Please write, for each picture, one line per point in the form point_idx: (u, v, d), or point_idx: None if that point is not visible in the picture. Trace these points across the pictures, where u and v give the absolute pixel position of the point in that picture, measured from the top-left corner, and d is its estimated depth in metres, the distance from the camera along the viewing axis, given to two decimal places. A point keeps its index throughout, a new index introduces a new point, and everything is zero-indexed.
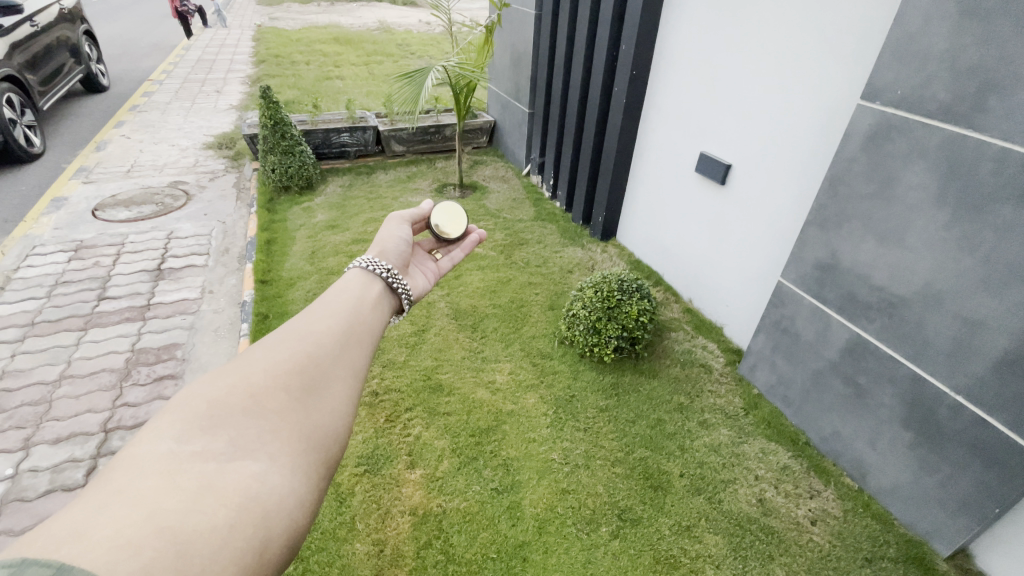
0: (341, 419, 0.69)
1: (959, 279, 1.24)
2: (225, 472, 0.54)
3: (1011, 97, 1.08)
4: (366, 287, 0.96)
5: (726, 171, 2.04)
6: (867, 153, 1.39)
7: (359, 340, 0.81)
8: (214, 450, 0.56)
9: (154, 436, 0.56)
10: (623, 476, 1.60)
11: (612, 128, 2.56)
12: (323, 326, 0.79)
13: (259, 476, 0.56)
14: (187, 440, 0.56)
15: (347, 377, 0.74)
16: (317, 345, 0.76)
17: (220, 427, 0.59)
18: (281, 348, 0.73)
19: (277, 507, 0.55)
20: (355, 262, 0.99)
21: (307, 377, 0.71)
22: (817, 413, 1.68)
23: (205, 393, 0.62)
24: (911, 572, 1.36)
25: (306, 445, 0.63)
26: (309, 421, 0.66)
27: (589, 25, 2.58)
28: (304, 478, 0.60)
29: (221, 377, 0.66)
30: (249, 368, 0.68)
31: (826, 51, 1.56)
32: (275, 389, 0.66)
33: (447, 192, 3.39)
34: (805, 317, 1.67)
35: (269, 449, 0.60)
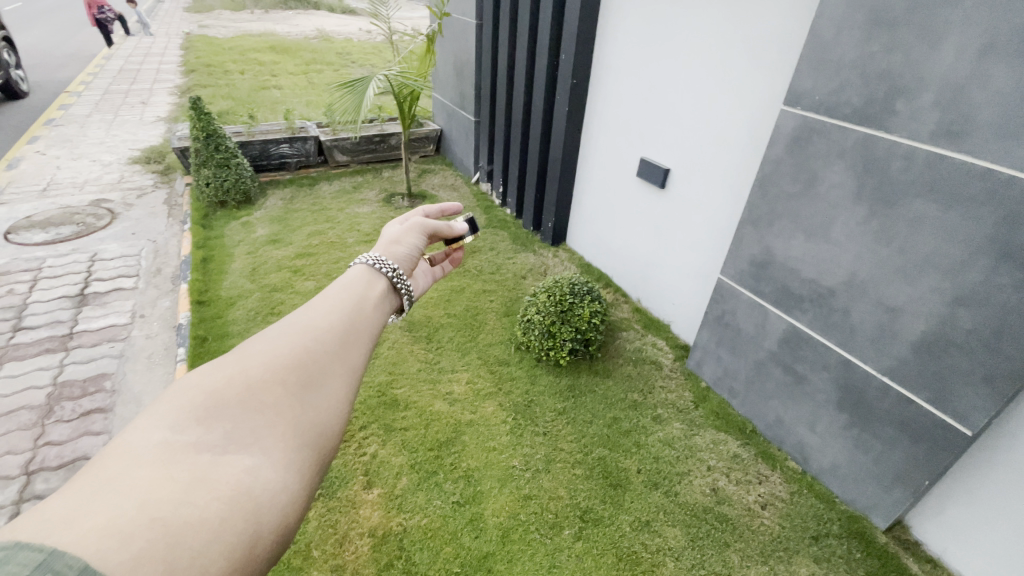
0: (342, 416, 0.62)
1: (879, 268, 1.34)
2: (218, 465, 0.49)
3: (915, 101, 1.18)
4: (369, 284, 0.82)
5: (666, 175, 2.11)
6: (792, 155, 1.49)
7: (365, 332, 0.71)
8: (208, 441, 0.51)
9: (147, 422, 0.50)
10: (583, 477, 1.62)
11: (556, 134, 2.61)
12: (327, 316, 0.69)
13: (253, 471, 0.51)
14: (181, 429, 0.51)
15: (351, 370, 0.66)
16: (319, 336, 0.66)
17: (215, 416, 0.53)
18: (282, 335, 0.65)
19: (270, 503, 0.50)
20: (359, 258, 0.86)
21: (308, 369, 0.62)
22: (762, 402, 1.77)
23: (201, 380, 0.56)
24: (854, 546, 1.44)
25: (308, 439, 0.57)
26: (311, 414, 0.59)
27: (530, 33, 2.62)
28: (301, 476, 0.54)
29: (219, 362, 0.59)
30: (247, 354, 0.61)
31: (753, 58, 1.65)
32: (272, 380, 0.58)
33: (396, 202, 3.34)
34: (745, 311, 1.75)
35: (266, 442, 0.54)
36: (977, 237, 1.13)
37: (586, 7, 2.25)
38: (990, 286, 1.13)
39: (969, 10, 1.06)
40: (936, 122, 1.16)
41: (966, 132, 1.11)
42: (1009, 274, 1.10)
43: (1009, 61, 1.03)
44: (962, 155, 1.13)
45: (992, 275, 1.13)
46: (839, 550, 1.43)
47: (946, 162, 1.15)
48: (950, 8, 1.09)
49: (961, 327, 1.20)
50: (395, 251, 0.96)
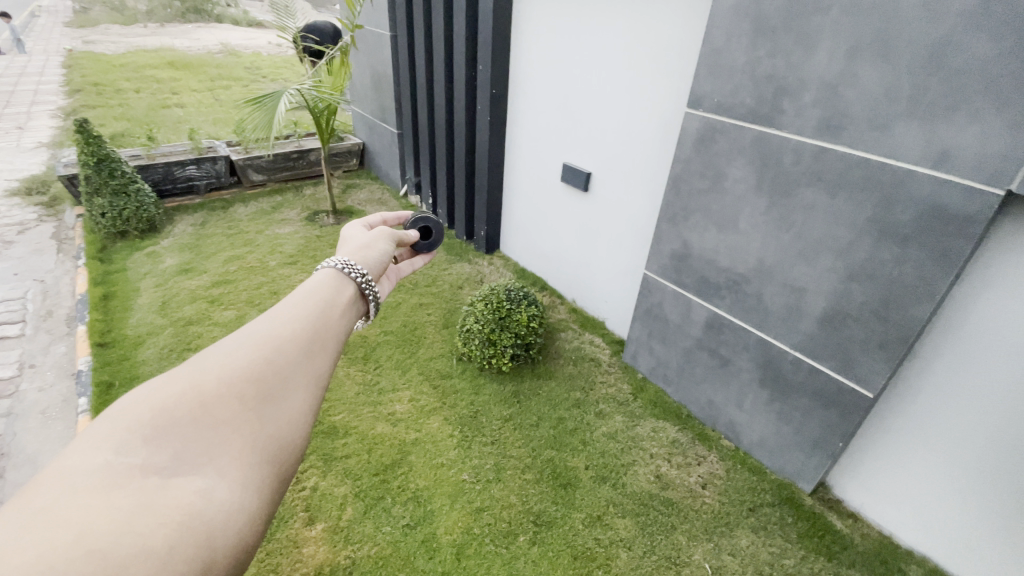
0: (305, 428, 0.61)
1: (782, 253, 1.46)
2: (166, 488, 0.48)
3: (799, 99, 1.30)
4: (339, 289, 0.80)
5: (588, 178, 2.18)
6: (699, 153, 1.59)
7: (332, 339, 0.70)
8: (158, 462, 0.49)
9: (88, 442, 0.48)
10: (533, 481, 1.62)
11: (480, 143, 2.63)
12: (292, 324, 0.67)
13: (207, 492, 0.49)
14: (127, 450, 0.49)
15: (316, 378, 0.65)
16: (282, 345, 0.64)
17: (165, 435, 0.51)
18: (239, 345, 0.63)
19: (223, 528, 0.49)
20: (325, 262, 0.84)
21: (268, 380, 0.60)
22: (694, 387, 1.87)
23: (148, 394, 0.54)
24: (786, 512, 1.55)
25: (264, 456, 0.56)
26: (270, 429, 0.57)
27: (445, 46, 2.64)
28: (259, 496, 0.53)
29: (170, 374, 0.56)
30: (201, 366, 0.59)
31: (658, 62, 1.75)
32: (230, 394, 0.57)
33: (320, 220, 3.20)
34: (671, 303, 1.85)
35: (222, 460, 0.52)
36: (861, 219, 1.26)
37: (498, 19, 2.29)
38: (875, 262, 1.26)
39: (836, 17, 1.19)
40: (818, 118, 1.28)
41: (843, 126, 1.24)
42: (889, 250, 1.24)
43: (871, 61, 1.15)
44: (842, 147, 1.25)
45: (876, 252, 1.26)
46: (774, 517, 1.53)
47: (829, 154, 1.28)
48: (821, 15, 1.21)
49: (855, 300, 1.33)
50: (368, 257, 0.96)
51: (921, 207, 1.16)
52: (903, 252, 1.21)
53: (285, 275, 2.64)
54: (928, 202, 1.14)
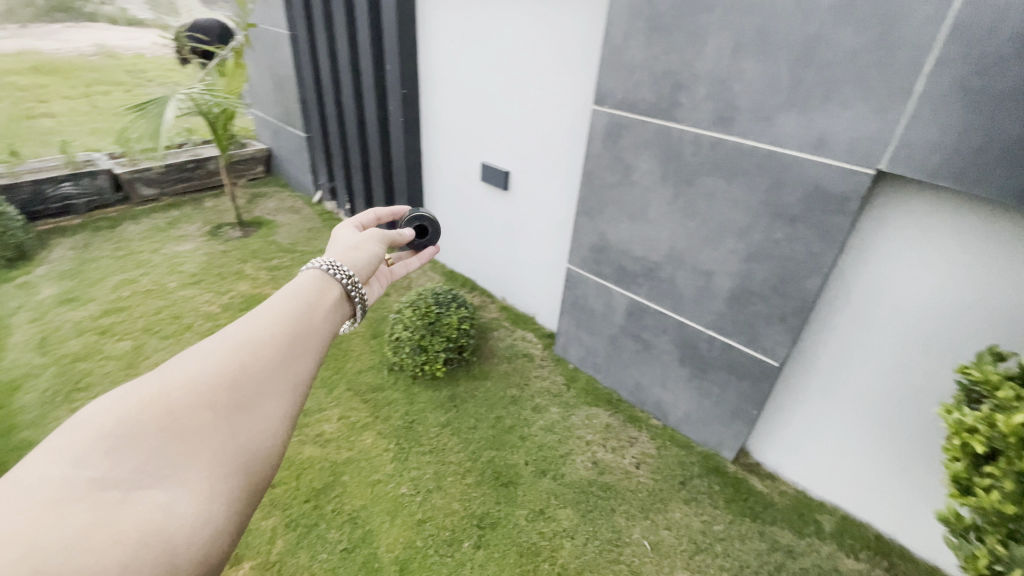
0: (271, 439, 0.71)
1: (690, 239, 1.54)
2: (127, 503, 0.56)
3: (693, 94, 1.38)
4: (323, 289, 0.92)
5: (506, 177, 2.19)
6: (609, 148, 1.64)
7: (306, 351, 0.80)
8: (119, 475, 0.58)
9: (54, 455, 0.57)
10: (475, 485, 1.61)
11: (395, 145, 2.56)
12: (263, 337, 0.77)
13: (168, 506, 0.58)
14: (87, 464, 0.57)
15: (285, 391, 0.75)
16: (252, 358, 0.74)
17: (133, 449, 0.60)
18: (210, 357, 0.72)
19: (182, 539, 0.58)
20: (313, 263, 0.96)
21: (236, 393, 0.70)
22: (622, 372, 1.94)
23: (116, 407, 0.63)
24: (713, 480, 1.66)
25: (228, 469, 0.65)
26: (236, 440, 0.67)
27: (350, 46, 2.54)
28: (222, 506, 0.63)
29: (139, 386, 0.66)
30: (173, 378, 0.68)
31: (563, 61, 1.79)
32: (199, 408, 0.66)
33: (226, 233, 2.97)
34: (594, 293, 1.90)
35: (186, 474, 0.62)
36: (756, 203, 1.36)
37: (403, 18, 2.24)
38: (771, 241, 1.37)
39: (720, 16, 1.27)
40: (711, 111, 1.36)
41: (734, 118, 1.33)
42: (781, 230, 1.34)
43: (753, 57, 1.25)
44: (735, 137, 1.35)
45: (770, 232, 1.37)
46: (702, 487, 1.63)
47: (724, 144, 1.37)
48: (707, 14, 1.29)
49: (756, 278, 1.43)
50: (355, 257, 1.06)
51: (806, 189, 1.27)
52: (794, 230, 1.32)
53: (189, 296, 2.42)
54: (811, 184, 1.25)
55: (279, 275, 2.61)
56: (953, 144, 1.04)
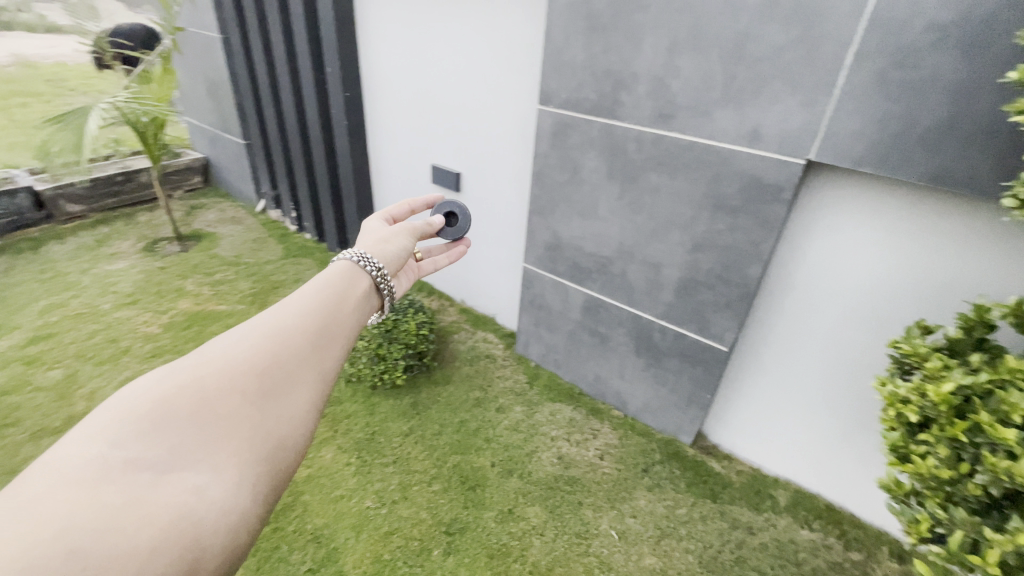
0: (298, 427, 0.72)
1: (639, 233, 1.58)
2: (159, 483, 0.59)
3: (634, 92, 1.42)
4: (354, 281, 0.95)
5: (457, 179, 2.17)
6: (556, 147, 1.66)
7: (332, 341, 0.82)
8: (151, 457, 0.60)
9: (93, 434, 0.60)
10: (442, 491, 1.60)
11: (342, 149, 2.49)
12: (291, 324, 0.79)
13: (198, 489, 0.60)
14: (123, 445, 0.60)
15: (312, 381, 0.76)
16: (281, 346, 0.77)
17: (165, 432, 0.63)
18: (240, 345, 0.75)
19: (212, 520, 0.60)
20: (345, 254, 0.99)
21: (264, 381, 0.72)
22: (582, 366, 1.96)
23: (152, 391, 0.66)
24: (674, 465, 1.71)
25: (256, 454, 0.67)
26: (265, 427, 0.69)
27: (287, 49, 2.46)
28: (250, 492, 0.65)
29: (175, 372, 0.69)
30: (204, 364, 0.71)
31: (506, 62, 1.79)
32: (228, 395, 0.69)
33: (164, 248, 2.81)
34: (551, 291, 1.92)
35: (215, 459, 0.64)
36: (698, 195, 1.41)
37: (341, 19, 2.19)
38: (714, 232, 1.42)
39: (654, 16, 1.31)
40: (652, 108, 1.40)
41: (673, 115, 1.37)
42: (722, 221, 1.40)
43: (687, 55, 1.29)
44: (674, 133, 1.39)
45: (713, 224, 1.42)
46: (664, 473, 1.68)
47: (665, 140, 1.41)
48: (642, 13, 1.32)
49: (702, 268, 1.48)
50: (387, 249, 1.10)
51: (744, 180, 1.32)
52: (734, 221, 1.38)
53: (125, 318, 2.28)
54: (747, 176, 1.31)
55: (225, 290, 2.49)
56: (873, 133, 1.11)
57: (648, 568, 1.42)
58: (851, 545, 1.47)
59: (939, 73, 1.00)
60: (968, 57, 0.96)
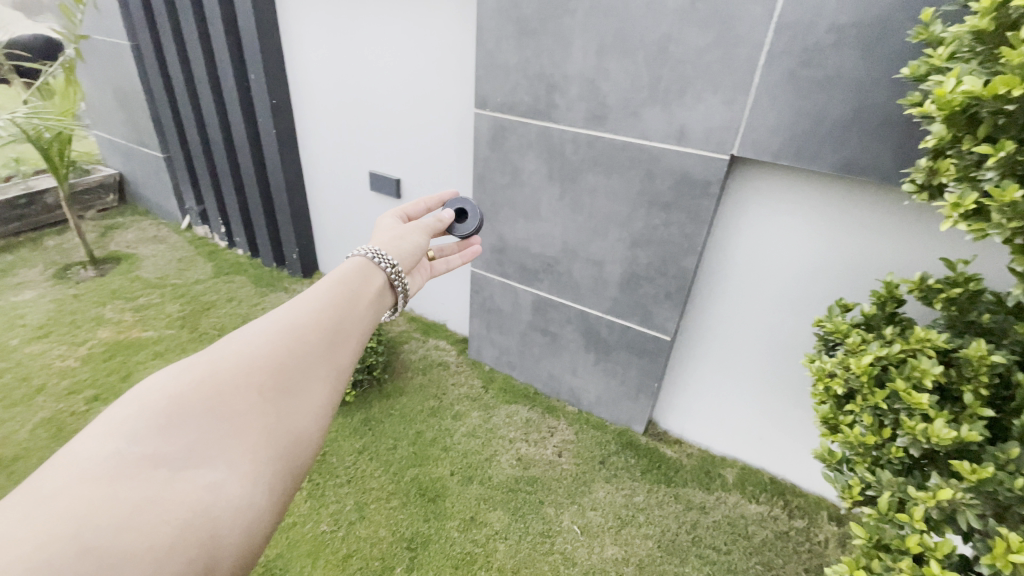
0: (316, 422, 0.68)
1: (581, 232, 1.61)
2: (174, 481, 0.55)
3: (567, 94, 1.45)
4: (367, 277, 0.87)
5: (397, 185, 2.12)
6: (495, 150, 1.66)
7: (351, 331, 0.76)
8: (167, 454, 0.57)
9: (108, 431, 0.57)
10: (401, 507, 1.56)
11: (272, 160, 2.38)
12: (307, 316, 0.74)
13: (213, 486, 0.57)
14: (138, 441, 0.56)
15: (330, 375, 0.71)
16: (298, 338, 0.71)
17: (179, 428, 0.59)
18: (257, 337, 0.70)
19: (228, 518, 0.57)
20: (359, 251, 0.90)
21: (281, 374, 0.68)
22: (535, 366, 1.98)
23: (169, 385, 0.62)
24: (629, 455, 1.75)
25: (273, 451, 0.63)
26: (282, 422, 0.65)
27: (206, 56, 2.32)
28: (267, 490, 0.61)
29: (192, 366, 0.65)
30: (220, 356, 0.67)
31: (441, 66, 1.77)
32: (244, 390, 0.64)
33: (76, 274, 2.57)
34: (500, 293, 1.92)
35: (231, 455, 0.60)
36: (634, 193, 1.46)
37: (263, 24, 2.09)
38: (651, 227, 1.48)
39: (581, 20, 1.34)
40: (585, 110, 1.43)
41: (605, 116, 1.41)
42: (658, 217, 1.45)
43: (615, 58, 1.33)
44: (608, 133, 1.43)
45: (649, 220, 1.47)
46: (621, 463, 1.72)
47: (600, 141, 1.45)
48: (570, 17, 1.35)
49: (642, 263, 1.54)
50: (401, 247, 1.00)
51: (675, 177, 1.38)
52: (668, 216, 1.44)
53: (34, 353, 2.07)
54: (678, 173, 1.37)
55: (150, 315, 2.32)
56: (788, 128, 1.19)
57: (610, 558, 1.45)
58: (795, 514, 1.57)
59: (841, 71, 1.08)
60: (865, 56, 1.05)
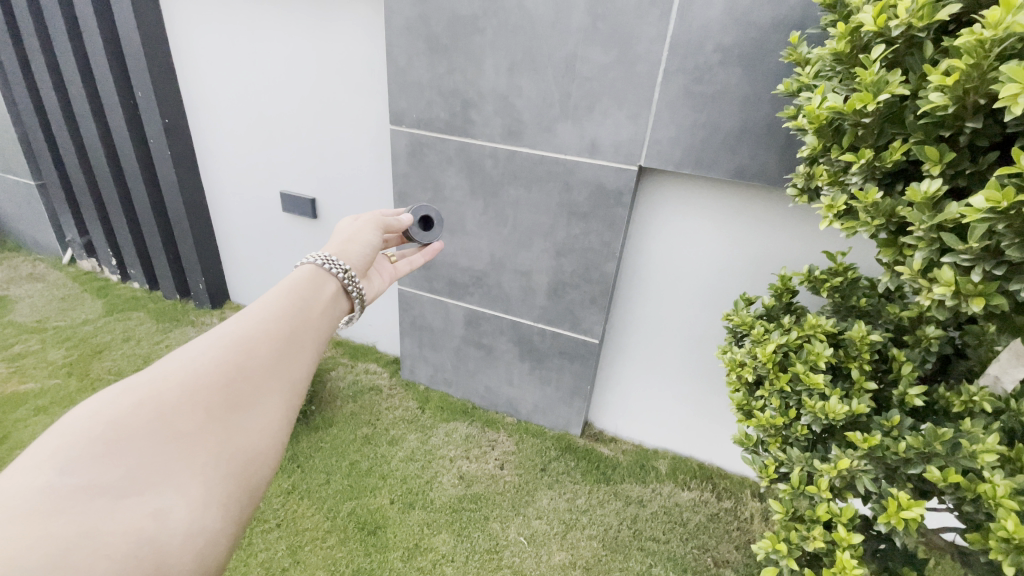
0: (272, 439, 0.61)
1: (507, 244, 1.63)
2: (117, 511, 0.48)
3: (483, 110, 1.46)
4: (318, 285, 0.79)
5: (313, 205, 2.02)
6: (414, 167, 1.64)
7: (307, 343, 0.70)
8: (108, 482, 0.49)
9: (35, 463, 0.48)
10: (339, 544, 1.47)
11: (168, 183, 2.18)
12: (258, 328, 0.67)
13: (163, 512, 0.50)
14: (73, 470, 0.48)
15: (285, 389, 0.65)
16: (249, 352, 0.64)
17: (119, 453, 0.51)
18: (202, 353, 0.63)
19: (179, 548, 0.50)
20: (308, 257, 0.82)
21: (232, 390, 0.61)
22: (471, 380, 1.97)
23: (106, 408, 0.53)
24: (569, 459, 1.79)
25: (227, 471, 0.56)
26: (236, 442, 0.58)
27: (83, 73, 2.10)
28: (222, 513, 0.54)
29: (130, 386, 0.57)
30: (162, 374, 0.59)
31: (353, 81, 1.73)
32: (192, 408, 0.57)
33: None
34: (430, 310, 1.89)
35: (181, 477, 0.53)
36: (554, 205, 1.50)
37: (148, 37, 1.92)
38: (572, 237, 1.53)
39: (491, 38, 1.37)
40: (502, 125, 1.46)
41: (521, 131, 1.45)
42: (578, 226, 1.51)
43: (526, 75, 1.37)
44: (525, 147, 1.46)
45: (570, 229, 1.52)
46: (561, 468, 1.75)
47: (518, 155, 1.48)
48: (479, 35, 1.37)
49: (567, 271, 1.58)
50: (351, 249, 0.93)
51: (591, 188, 1.44)
52: (588, 225, 1.49)
53: None
54: (593, 184, 1.43)
55: (28, 364, 2.03)
56: (687, 139, 1.28)
57: (558, 564, 1.46)
58: (723, 495, 1.68)
59: (729, 87, 1.19)
60: (747, 73, 1.16)
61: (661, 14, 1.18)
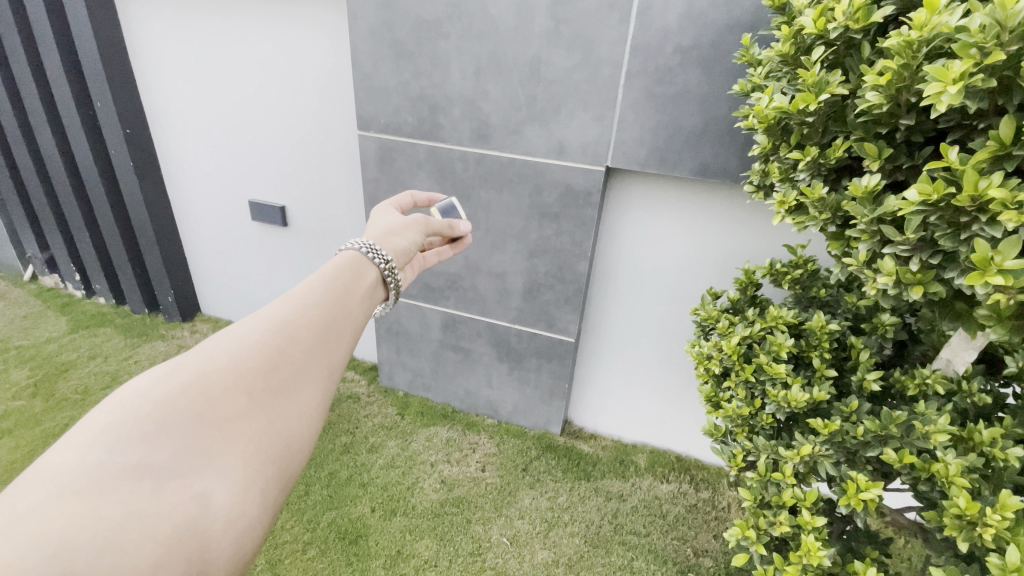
0: (310, 425, 0.59)
1: (480, 246, 1.64)
2: (162, 493, 0.47)
3: (451, 115, 1.47)
4: (359, 273, 0.77)
5: (282, 212, 2.00)
6: (384, 172, 1.63)
7: (345, 330, 0.67)
8: (155, 464, 0.48)
9: (86, 439, 0.47)
10: (319, 555, 1.46)
11: (132, 194, 2.13)
12: (300, 310, 0.65)
13: (205, 497, 0.48)
14: (121, 451, 0.47)
15: (324, 376, 0.62)
16: (291, 334, 0.62)
17: (165, 434, 0.50)
18: (247, 333, 0.61)
19: (220, 531, 0.49)
20: (351, 243, 0.81)
21: (275, 373, 0.59)
22: (450, 383, 1.97)
23: (155, 387, 0.52)
24: (549, 457, 1.80)
25: (267, 456, 0.54)
26: (277, 427, 0.56)
27: (39, 85, 2.03)
28: (260, 499, 0.53)
29: (179, 366, 0.55)
30: (210, 354, 0.58)
31: (317, 86, 1.72)
32: (237, 391, 0.55)
33: None
34: (407, 316, 1.88)
35: (224, 460, 0.51)
36: (525, 206, 1.52)
37: (105, 47, 1.88)
38: (544, 238, 1.54)
39: (456, 43, 1.37)
40: (470, 128, 1.47)
41: (489, 134, 1.46)
42: (549, 227, 1.52)
43: (492, 79, 1.38)
44: (493, 150, 1.47)
45: (541, 230, 1.54)
46: (542, 467, 1.76)
47: (487, 158, 1.49)
48: (444, 41, 1.38)
49: (541, 272, 1.60)
50: (395, 242, 0.92)
51: (560, 189, 1.45)
52: (559, 225, 1.51)
53: None
54: (563, 184, 1.44)
55: None
56: (651, 139, 1.31)
57: (541, 563, 1.47)
58: (700, 486, 1.71)
59: (688, 88, 1.22)
60: (705, 73, 1.19)
61: (620, 17, 1.21)
